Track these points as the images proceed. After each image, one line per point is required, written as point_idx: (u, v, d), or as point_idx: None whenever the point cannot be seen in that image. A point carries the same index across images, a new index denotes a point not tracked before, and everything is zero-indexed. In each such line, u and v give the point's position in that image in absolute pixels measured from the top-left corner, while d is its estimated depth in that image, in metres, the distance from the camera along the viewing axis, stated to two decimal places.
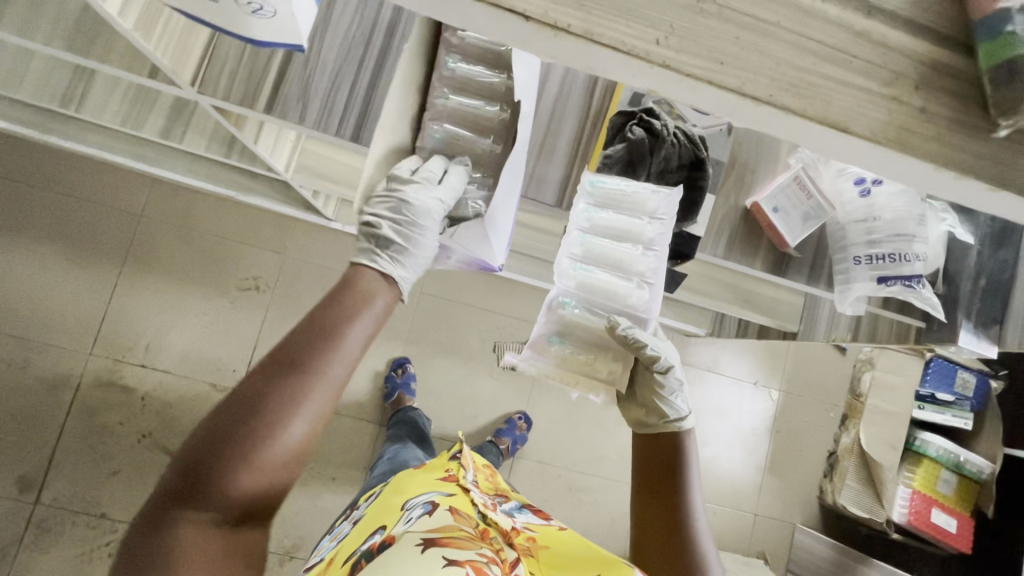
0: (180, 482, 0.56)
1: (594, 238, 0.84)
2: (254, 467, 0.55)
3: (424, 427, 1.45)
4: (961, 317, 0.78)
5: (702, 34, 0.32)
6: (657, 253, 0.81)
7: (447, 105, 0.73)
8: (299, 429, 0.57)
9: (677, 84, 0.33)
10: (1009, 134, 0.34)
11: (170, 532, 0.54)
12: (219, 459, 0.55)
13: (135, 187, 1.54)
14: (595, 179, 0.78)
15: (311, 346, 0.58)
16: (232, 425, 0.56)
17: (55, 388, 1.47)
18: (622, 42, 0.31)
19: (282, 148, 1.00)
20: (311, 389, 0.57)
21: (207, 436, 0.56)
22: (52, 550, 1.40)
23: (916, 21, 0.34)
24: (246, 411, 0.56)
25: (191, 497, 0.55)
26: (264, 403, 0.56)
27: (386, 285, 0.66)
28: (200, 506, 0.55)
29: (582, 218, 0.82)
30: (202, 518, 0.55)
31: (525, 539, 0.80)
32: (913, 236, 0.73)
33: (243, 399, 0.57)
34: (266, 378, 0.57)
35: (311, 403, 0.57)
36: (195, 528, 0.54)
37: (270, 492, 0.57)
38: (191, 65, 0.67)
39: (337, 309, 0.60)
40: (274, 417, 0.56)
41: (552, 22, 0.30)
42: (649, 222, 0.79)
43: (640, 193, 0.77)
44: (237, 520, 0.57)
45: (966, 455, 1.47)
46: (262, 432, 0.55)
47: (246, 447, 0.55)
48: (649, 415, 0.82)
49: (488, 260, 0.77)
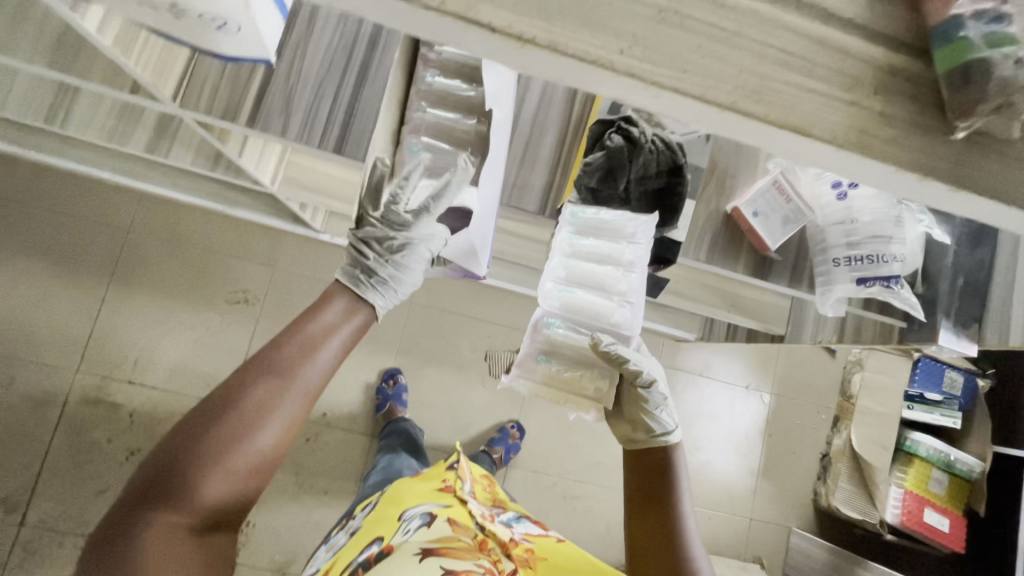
0: (151, 482, 0.61)
1: (577, 262, 0.85)
2: (235, 460, 0.62)
3: (417, 438, 1.45)
4: (941, 316, 0.78)
5: (665, 43, 0.33)
6: (638, 274, 0.82)
7: (424, 118, 0.74)
8: (271, 431, 0.65)
9: (642, 92, 0.34)
10: (968, 136, 0.35)
11: (139, 530, 0.58)
12: (202, 453, 0.61)
13: (123, 202, 1.53)
14: (577, 210, 0.80)
15: (289, 357, 0.66)
16: (206, 429, 0.62)
17: (41, 406, 1.45)
18: (587, 52, 0.32)
19: (267, 160, 0.99)
20: (284, 395, 0.65)
21: (182, 439, 0.62)
22: (39, 572, 1.38)
23: (873, 28, 0.35)
24: (223, 413, 0.63)
25: (170, 489, 0.60)
26: (248, 403, 0.64)
27: (363, 306, 0.75)
28: (174, 503, 0.60)
29: (564, 244, 0.84)
30: (170, 518, 0.59)
31: (523, 550, 0.79)
32: (891, 237, 0.72)
33: (225, 397, 0.64)
34: (249, 380, 0.65)
35: (285, 407, 0.65)
36: (165, 527, 0.59)
37: (241, 488, 0.64)
38: (172, 81, 0.67)
39: (316, 324, 0.70)
40: (251, 418, 0.63)
41: (517, 33, 0.31)
42: (627, 246, 0.81)
43: (617, 220, 0.79)
44: (210, 515, 0.62)
45: (955, 454, 1.48)
46: (240, 433, 0.63)
47: (223, 444, 0.62)
48: (636, 431, 0.83)
49: (473, 270, 0.81)
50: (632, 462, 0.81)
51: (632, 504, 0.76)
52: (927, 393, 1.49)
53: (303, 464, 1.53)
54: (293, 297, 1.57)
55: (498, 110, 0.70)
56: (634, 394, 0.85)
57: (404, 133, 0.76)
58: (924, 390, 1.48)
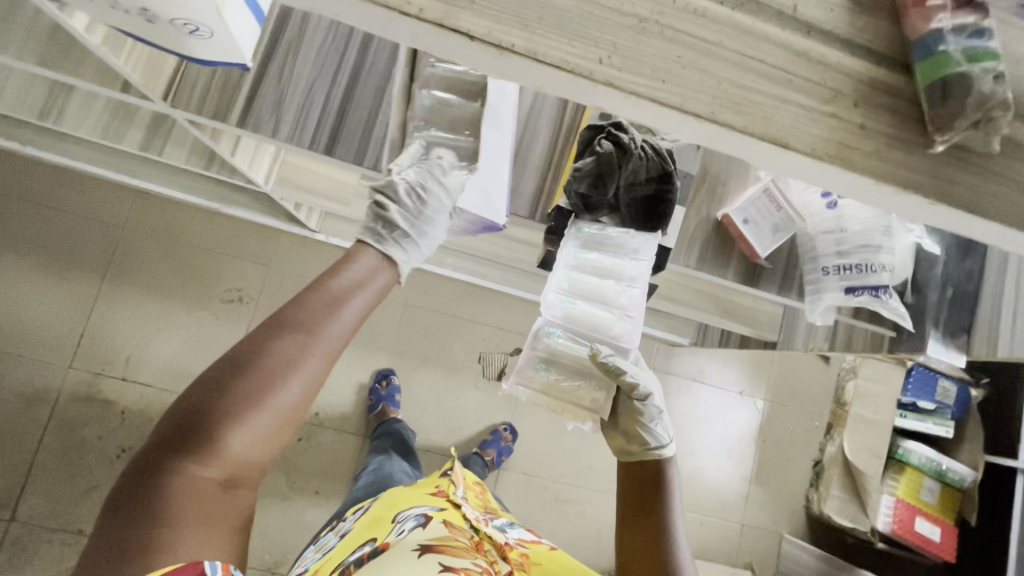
0: (170, 436, 0.55)
1: (581, 276, 0.84)
2: (256, 420, 0.56)
3: (408, 439, 1.44)
4: (930, 327, 0.77)
5: (643, 53, 0.33)
6: (639, 289, 0.82)
7: (434, 72, 0.67)
8: (293, 389, 0.58)
9: (622, 102, 0.34)
10: (947, 149, 0.35)
11: (161, 483, 0.53)
12: (221, 412, 0.55)
13: (116, 199, 1.52)
14: (582, 227, 0.80)
15: (313, 311, 0.60)
16: (228, 383, 0.56)
17: (32, 403, 1.44)
18: (566, 61, 0.32)
19: (261, 161, 0.99)
20: (308, 351, 0.59)
21: (204, 391, 0.56)
22: (28, 568, 1.38)
23: (854, 40, 0.36)
24: (245, 367, 0.57)
25: (188, 448, 0.54)
26: (270, 357, 0.57)
27: (387, 265, 0.68)
28: (194, 460, 0.54)
29: (569, 257, 0.83)
30: (190, 475, 0.54)
31: (518, 555, 0.81)
32: (879, 247, 0.72)
33: (249, 349, 0.58)
34: (270, 334, 0.59)
35: (310, 364, 0.59)
36: (186, 483, 0.54)
37: (263, 448, 0.58)
38: (163, 80, 0.67)
39: (341, 279, 0.63)
40: (274, 373, 0.57)
41: (496, 42, 0.32)
42: (631, 260, 0.80)
43: (622, 236, 0.79)
44: (235, 474, 0.57)
45: (947, 463, 1.47)
46: (262, 390, 0.56)
47: (244, 400, 0.56)
48: (631, 444, 0.81)
49: (492, 220, 0.76)
50: (625, 475, 0.79)
51: (625, 517, 0.73)
52: (919, 402, 1.48)
53: (294, 464, 1.52)
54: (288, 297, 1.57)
55: (491, 125, 0.71)
56: (632, 409, 0.85)
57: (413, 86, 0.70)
58: (916, 399, 1.47)
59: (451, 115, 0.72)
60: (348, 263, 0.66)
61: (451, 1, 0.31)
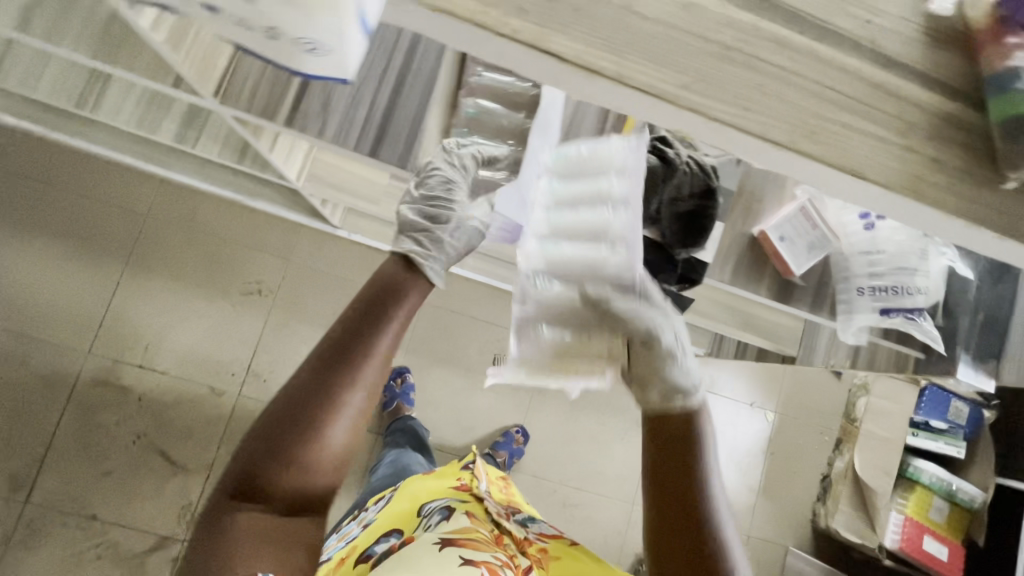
0: (236, 478, 0.61)
1: (560, 209, 0.69)
2: (304, 458, 0.61)
3: (423, 435, 1.46)
4: (960, 350, 0.78)
5: (726, 80, 0.33)
6: (632, 210, 0.65)
7: (481, 82, 0.71)
8: (336, 425, 0.62)
9: (702, 127, 0.34)
10: (1017, 186, 0.35)
11: (231, 522, 0.60)
12: (274, 454, 0.60)
13: (140, 187, 1.53)
14: (559, 152, 0.70)
15: (346, 346, 0.63)
16: (278, 426, 0.61)
17: (52, 385, 1.46)
18: (652, 86, 0.33)
19: (295, 156, 1.00)
20: (346, 387, 0.62)
21: (258, 436, 0.61)
22: (40, 551, 1.39)
23: (928, 74, 0.36)
24: (291, 410, 0.61)
25: (252, 487, 0.61)
26: (311, 401, 0.61)
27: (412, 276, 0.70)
28: (260, 497, 0.61)
29: (544, 193, 0.71)
30: (256, 510, 0.61)
31: (537, 550, 0.83)
32: (916, 270, 0.73)
33: (294, 392, 0.62)
34: (310, 374, 0.62)
35: (349, 398, 0.62)
36: (254, 517, 0.60)
37: (317, 478, 0.63)
38: (215, 76, 0.67)
39: (372, 307, 0.65)
40: (317, 412, 0.61)
41: (586, 64, 0.32)
42: (617, 177, 0.65)
43: (602, 149, 0.66)
44: (296, 501, 0.63)
45: (958, 483, 1.48)
46: (308, 428, 0.61)
47: (292, 441, 0.60)
48: (648, 392, 0.74)
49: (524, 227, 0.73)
50: (650, 462, 0.69)
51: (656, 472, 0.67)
52: (932, 421, 1.50)
53: None
54: (306, 291, 1.58)
55: (539, 134, 0.70)
56: (651, 362, 0.74)
57: (460, 95, 0.75)
58: (929, 418, 1.50)
59: (496, 125, 0.75)
60: (379, 288, 0.67)
61: (543, 23, 0.32)
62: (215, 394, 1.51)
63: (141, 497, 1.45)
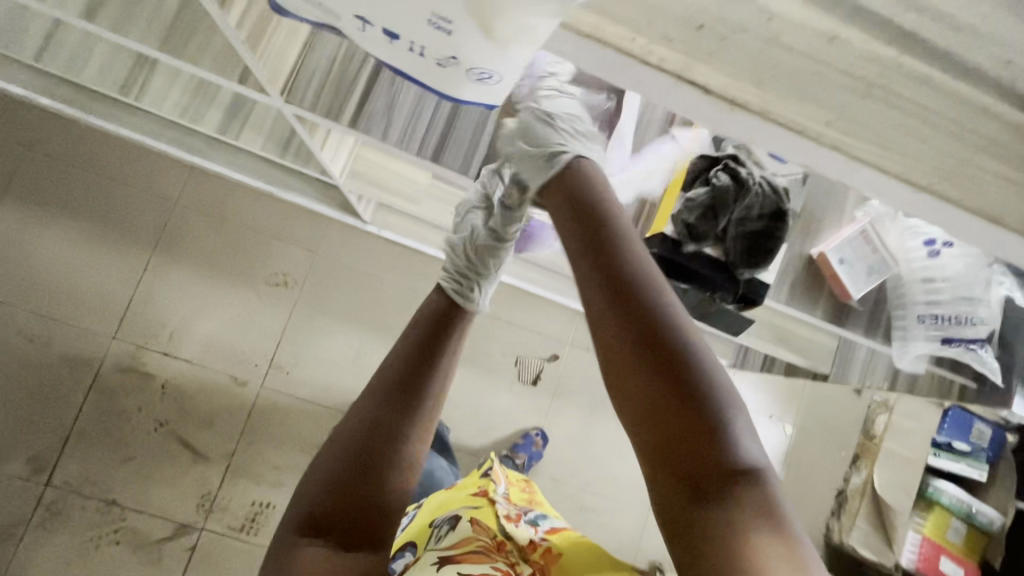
0: (300, 516, 0.59)
1: None
2: (372, 485, 0.60)
3: (444, 435, 1.45)
4: (1018, 383, 0.76)
5: (867, 118, 0.33)
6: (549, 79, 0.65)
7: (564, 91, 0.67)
8: (404, 448, 0.62)
9: (840, 164, 0.36)
10: None
11: (294, 561, 0.56)
12: (340, 483, 0.59)
13: (170, 173, 1.52)
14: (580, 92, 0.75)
15: (407, 369, 0.64)
16: (346, 455, 0.60)
17: (76, 368, 1.45)
18: (794, 121, 0.34)
19: (340, 154, 1.00)
20: (412, 410, 0.63)
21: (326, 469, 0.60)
22: (59, 533, 1.39)
23: None
24: (359, 438, 0.61)
25: (316, 523, 0.58)
26: (377, 429, 0.62)
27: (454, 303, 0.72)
28: (322, 534, 0.57)
29: None
30: (319, 548, 0.57)
31: (541, 555, 0.79)
32: (978, 300, 0.70)
33: (359, 423, 0.62)
34: (372, 402, 0.63)
35: (414, 421, 0.63)
36: (316, 554, 0.56)
37: (381, 509, 0.60)
38: (283, 74, 0.67)
39: (430, 331, 0.68)
40: (385, 437, 0.61)
41: (731, 97, 0.33)
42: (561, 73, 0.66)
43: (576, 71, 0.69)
44: (362, 536, 0.59)
45: (977, 506, 1.46)
46: (376, 455, 0.61)
47: (360, 468, 0.60)
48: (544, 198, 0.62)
49: None
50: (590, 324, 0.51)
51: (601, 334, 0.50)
52: (954, 442, 1.47)
53: None
54: (332, 286, 1.57)
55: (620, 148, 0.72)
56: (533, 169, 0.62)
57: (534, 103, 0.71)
58: (952, 439, 1.47)
59: None
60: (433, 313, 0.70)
61: (693, 53, 0.32)
62: (237, 384, 1.50)
63: (160, 484, 1.45)
